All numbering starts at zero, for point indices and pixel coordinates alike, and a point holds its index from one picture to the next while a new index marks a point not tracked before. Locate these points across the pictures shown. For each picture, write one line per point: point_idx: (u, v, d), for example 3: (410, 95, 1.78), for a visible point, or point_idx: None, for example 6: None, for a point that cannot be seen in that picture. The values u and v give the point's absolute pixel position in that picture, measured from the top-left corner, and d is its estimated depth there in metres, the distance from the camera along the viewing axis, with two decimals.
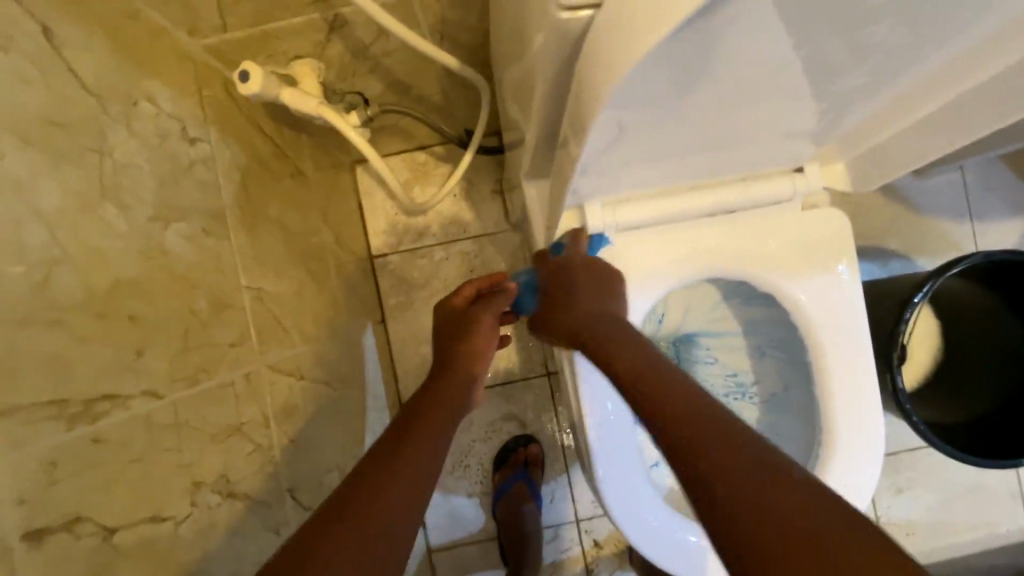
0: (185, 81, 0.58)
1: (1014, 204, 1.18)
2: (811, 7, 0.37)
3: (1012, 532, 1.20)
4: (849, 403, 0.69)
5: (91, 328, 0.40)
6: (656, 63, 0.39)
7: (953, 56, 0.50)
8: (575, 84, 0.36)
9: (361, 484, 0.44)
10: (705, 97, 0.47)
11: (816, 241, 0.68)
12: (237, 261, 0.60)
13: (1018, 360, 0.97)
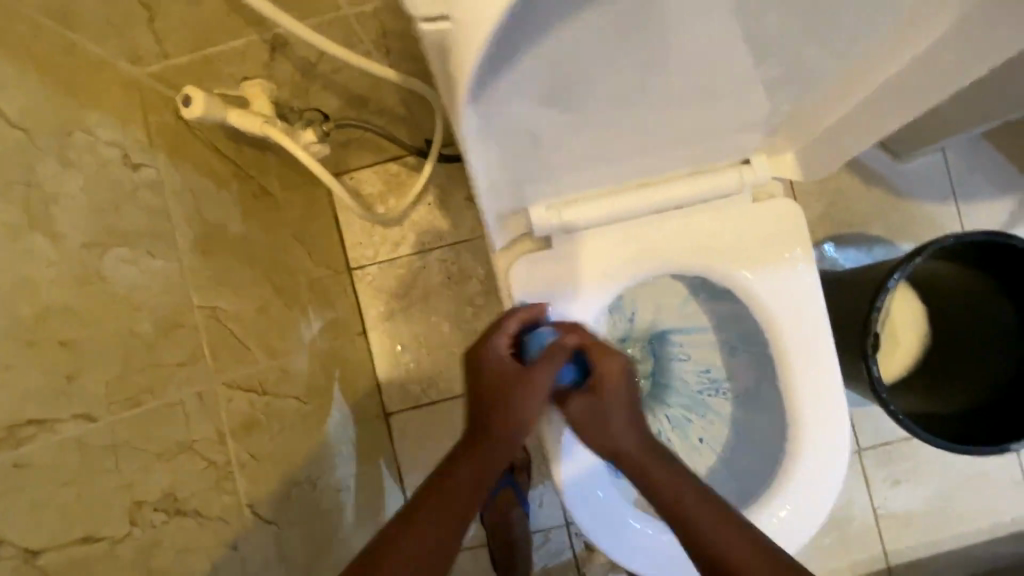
0: (128, 109, 0.60)
1: (1001, 183, 1.15)
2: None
3: (1015, 519, 1.17)
4: (811, 399, 0.67)
5: (16, 355, 0.41)
6: (520, 54, 0.37)
7: (876, 36, 0.49)
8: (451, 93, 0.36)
9: (382, 534, 0.51)
10: (602, 91, 0.46)
11: (765, 234, 0.68)
12: (188, 282, 0.62)
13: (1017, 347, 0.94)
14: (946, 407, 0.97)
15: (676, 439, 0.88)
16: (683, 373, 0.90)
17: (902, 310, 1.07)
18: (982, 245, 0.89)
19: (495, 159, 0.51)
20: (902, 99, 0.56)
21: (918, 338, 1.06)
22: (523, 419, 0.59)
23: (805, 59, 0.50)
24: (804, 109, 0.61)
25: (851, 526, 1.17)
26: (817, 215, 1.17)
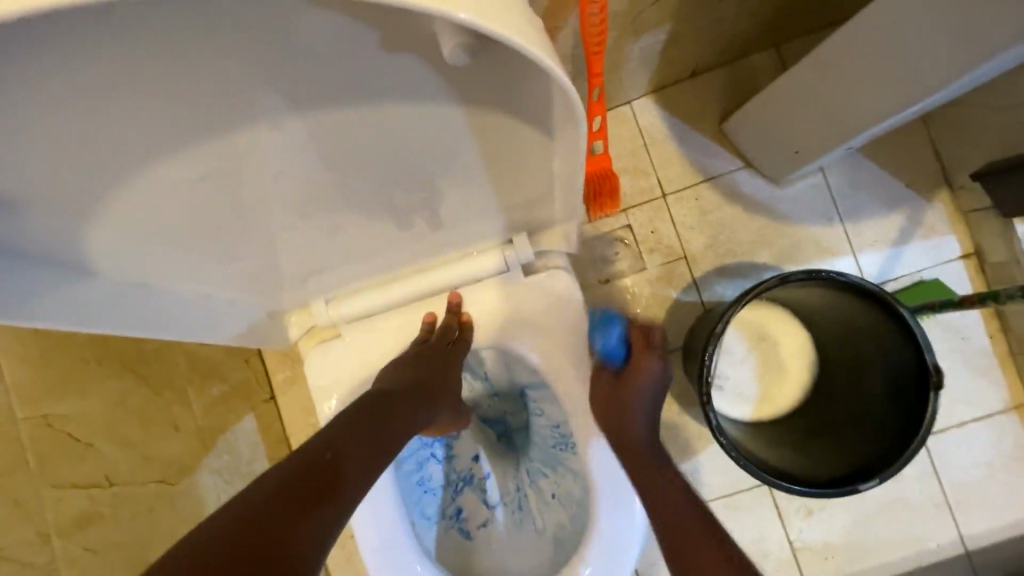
0: None
1: (886, 201, 1.14)
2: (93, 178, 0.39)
3: (942, 546, 1.12)
4: (604, 468, 0.75)
5: None
6: (41, 269, 0.42)
7: (534, 164, 0.49)
8: (34, 297, 0.43)
9: (235, 505, 0.45)
10: (208, 231, 0.49)
11: (540, 312, 0.73)
12: (10, 399, 0.68)
13: (908, 381, 0.83)
14: (830, 447, 0.91)
15: (533, 494, 0.89)
16: (540, 428, 0.92)
17: (792, 336, 1.06)
18: (831, 282, 0.84)
19: (208, 290, 0.57)
20: (571, 199, 0.54)
21: (804, 366, 1.04)
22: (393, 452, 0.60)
23: (480, 182, 0.53)
24: (540, 207, 0.60)
25: (767, 561, 1.14)
26: (701, 247, 1.17)
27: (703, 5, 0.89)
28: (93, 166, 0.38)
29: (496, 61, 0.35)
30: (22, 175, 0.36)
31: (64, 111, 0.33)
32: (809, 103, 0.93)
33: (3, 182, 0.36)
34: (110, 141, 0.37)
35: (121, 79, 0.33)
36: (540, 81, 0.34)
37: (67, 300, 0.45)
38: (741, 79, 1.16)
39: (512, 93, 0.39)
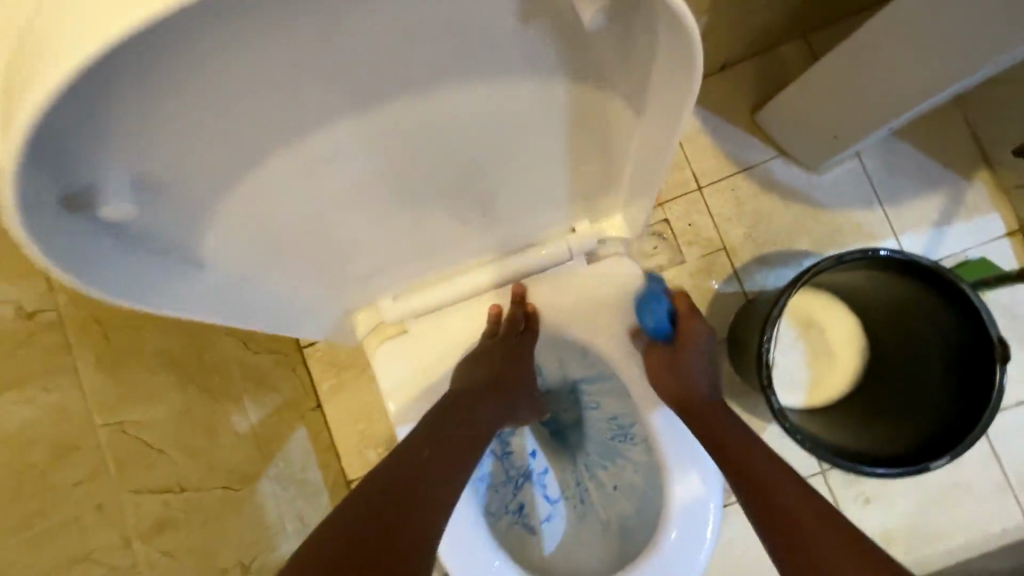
0: (28, 270, 0.68)
1: (925, 182, 1.13)
2: (221, 159, 0.38)
3: (1006, 529, 1.10)
4: (674, 455, 0.75)
5: None
6: (157, 251, 0.40)
7: (616, 140, 0.49)
8: (142, 279, 0.41)
9: (339, 509, 0.51)
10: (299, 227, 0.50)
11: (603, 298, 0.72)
12: (88, 407, 0.70)
13: (969, 358, 0.83)
14: (892, 430, 0.90)
15: (594, 488, 0.89)
16: (596, 422, 0.92)
17: (840, 322, 1.05)
18: (883, 263, 0.84)
19: (297, 287, 0.57)
20: (645, 180, 0.55)
21: (855, 349, 1.03)
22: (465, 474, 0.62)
23: (556, 167, 0.54)
24: (608, 189, 0.60)
25: None
26: (741, 237, 1.17)
27: None
28: (222, 155, 0.38)
29: (617, 20, 0.35)
30: (162, 155, 0.35)
31: (205, 96, 0.33)
32: (847, 90, 0.94)
33: (145, 156, 0.34)
34: (237, 133, 0.37)
35: (256, 60, 0.33)
36: (660, 37, 0.34)
37: (171, 288, 0.44)
38: (772, 68, 1.17)
39: (620, 61, 0.39)
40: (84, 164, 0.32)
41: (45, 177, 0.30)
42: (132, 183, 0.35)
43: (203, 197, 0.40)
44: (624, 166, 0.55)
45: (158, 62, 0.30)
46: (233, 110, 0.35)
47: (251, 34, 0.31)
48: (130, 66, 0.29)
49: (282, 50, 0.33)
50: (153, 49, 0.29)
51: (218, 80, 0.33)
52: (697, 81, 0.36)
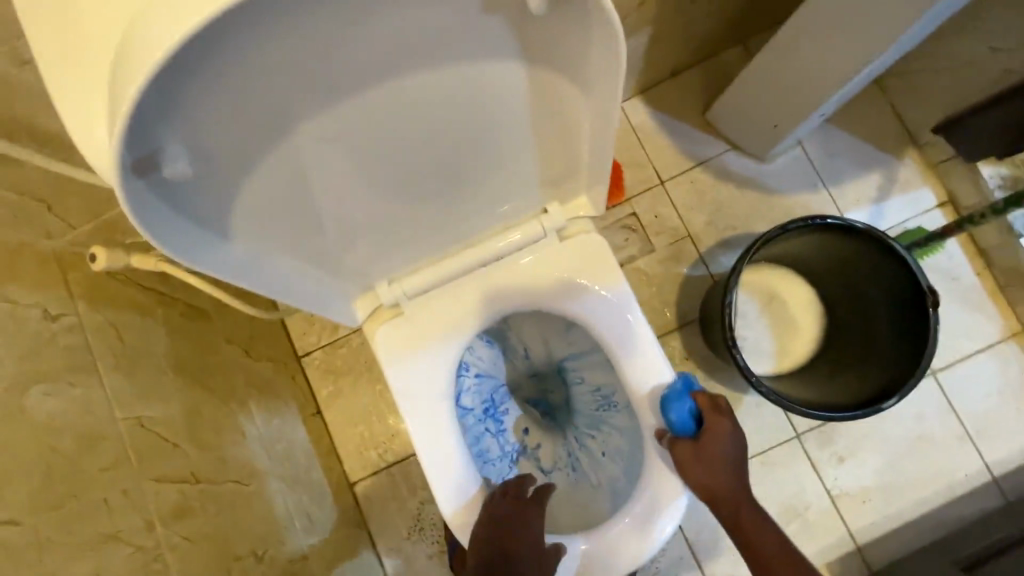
0: (51, 277, 0.74)
1: (862, 164, 1.26)
2: (257, 149, 0.44)
3: (971, 476, 1.18)
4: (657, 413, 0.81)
5: None
6: (198, 218, 0.47)
7: (572, 123, 0.58)
8: (187, 240, 0.47)
9: None
10: None
11: (578, 270, 0.80)
12: (110, 402, 0.75)
13: (912, 306, 0.93)
14: (852, 381, 1.00)
15: (584, 456, 0.96)
16: (582, 395, 1.00)
17: (798, 291, 1.15)
18: (828, 227, 0.94)
19: (304, 269, 0.64)
20: (600, 159, 0.64)
21: (815, 315, 1.13)
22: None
23: (526, 152, 0.63)
24: (572, 172, 0.69)
25: (810, 512, 1.19)
26: (703, 225, 1.27)
27: (677, 7, 1.02)
28: (257, 143, 0.44)
29: (556, 24, 0.44)
30: (214, 137, 0.41)
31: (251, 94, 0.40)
32: (782, 83, 1.06)
33: (201, 138, 0.40)
34: (269, 128, 0.43)
35: (296, 61, 0.39)
36: (598, 34, 0.43)
37: (206, 254, 0.50)
38: (717, 72, 1.30)
39: (571, 59, 0.48)
40: (157, 133, 0.37)
41: (130, 141, 0.35)
42: (190, 152, 0.41)
43: (240, 173, 0.46)
44: (583, 149, 0.64)
45: (220, 65, 0.36)
46: (275, 96, 0.41)
47: (295, 41, 0.37)
48: (192, 66, 0.35)
49: (311, 59, 0.39)
50: (208, 58, 0.35)
51: (261, 83, 0.39)
52: (624, 76, 0.47)
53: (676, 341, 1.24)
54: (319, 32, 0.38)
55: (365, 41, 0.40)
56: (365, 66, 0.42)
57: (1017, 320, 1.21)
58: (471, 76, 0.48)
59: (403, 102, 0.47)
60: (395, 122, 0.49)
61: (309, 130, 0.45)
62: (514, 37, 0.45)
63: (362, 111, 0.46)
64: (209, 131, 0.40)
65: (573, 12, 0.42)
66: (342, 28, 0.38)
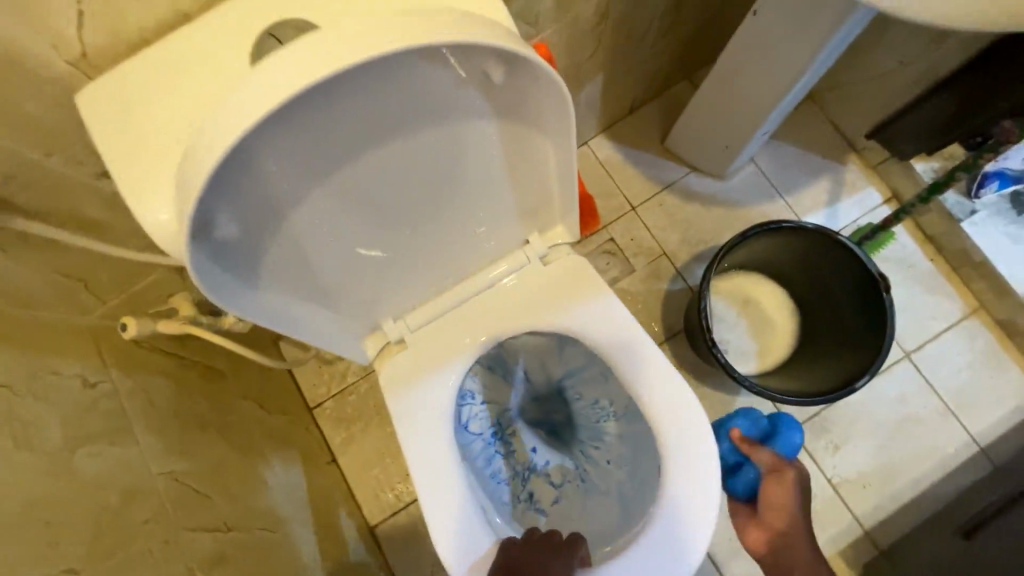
0: (87, 349, 0.82)
1: (811, 173, 1.38)
2: (285, 213, 0.54)
3: (959, 449, 1.24)
4: (664, 410, 0.85)
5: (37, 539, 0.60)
6: (237, 271, 0.56)
7: (541, 165, 0.69)
8: (228, 289, 0.56)
9: None
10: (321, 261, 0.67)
11: (565, 287, 0.87)
12: (146, 459, 0.81)
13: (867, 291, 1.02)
14: (828, 367, 1.08)
15: (591, 466, 1.02)
16: (583, 410, 1.07)
17: (769, 292, 1.24)
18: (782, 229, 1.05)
19: (320, 313, 0.73)
20: (568, 191, 0.74)
21: (788, 313, 1.22)
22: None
23: (504, 194, 0.73)
24: (546, 205, 0.79)
25: (815, 503, 1.24)
26: (676, 242, 1.38)
27: (624, 54, 1.16)
28: (287, 208, 0.54)
29: (520, 93, 0.54)
30: (254, 207, 0.51)
31: (284, 172, 0.49)
32: (726, 109, 1.19)
33: (244, 210, 0.50)
34: (296, 195, 0.53)
35: (315, 138, 0.48)
36: (553, 98, 0.54)
37: (241, 302, 0.59)
38: (669, 106, 1.44)
39: (534, 117, 0.59)
40: (213, 208, 0.46)
41: (195, 215, 0.44)
42: (235, 220, 0.50)
43: (272, 233, 0.55)
44: (554, 186, 0.74)
45: (263, 154, 0.46)
46: (300, 165, 0.50)
47: (319, 131, 0.48)
48: (244, 156, 0.45)
49: (329, 138, 0.49)
50: (254, 150, 0.45)
51: (293, 164, 0.49)
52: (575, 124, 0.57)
53: (665, 353, 1.32)
54: (334, 120, 0.48)
55: (371, 122, 0.50)
56: (366, 135, 0.51)
57: (975, 297, 1.30)
58: (454, 137, 0.58)
59: (400, 163, 0.57)
60: (393, 177, 0.59)
61: (325, 190, 0.54)
62: (489, 101, 0.55)
63: (369, 173, 0.56)
64: (248, 201, 0.49)
65: (532, 78, 0.52)
66: (350, 107, 0.47)
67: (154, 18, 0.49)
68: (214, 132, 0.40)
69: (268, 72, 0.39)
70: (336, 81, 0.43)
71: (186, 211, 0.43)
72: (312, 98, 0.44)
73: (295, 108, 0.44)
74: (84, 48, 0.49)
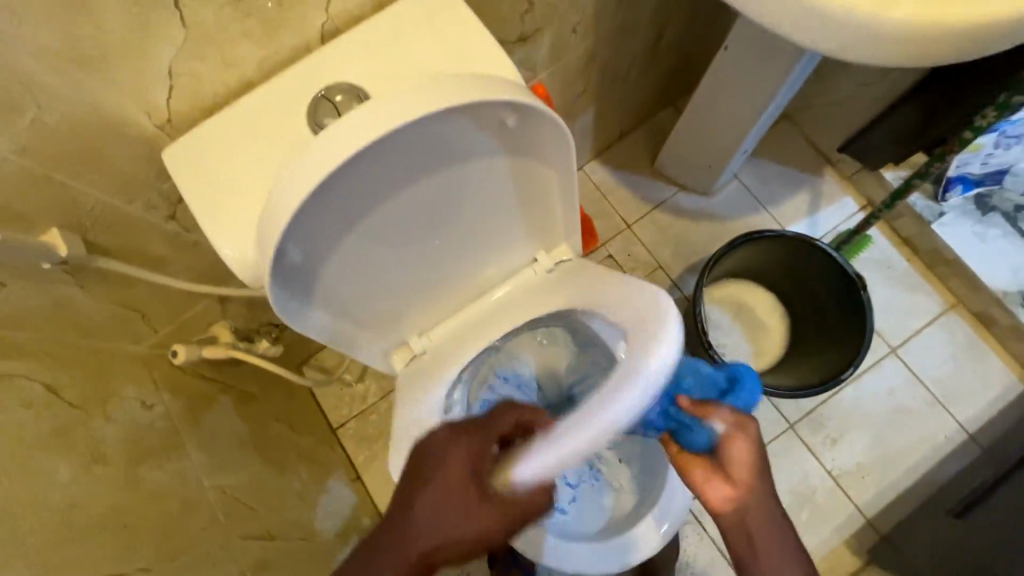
0: (144, 376, 0.90)
1: (791, 186, 1.49)
2: (341, 245, 0.64)
3: (949, 437, 1.32)
4: None
5: (116, 542, 0.68)
6: (297, 291, 0.65)
7: (546, 185, 0.75)
8: (287, 306, 0.65)
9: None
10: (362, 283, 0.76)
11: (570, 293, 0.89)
12: (198, 473, 0.88)
13: (847, 291, 1.12)
14: (818, 364, 1.17)
15: (604, 466, 1.09)
16: None
17: (761, 299, 1.32)
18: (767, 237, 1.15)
19: (357, 329, 0.82)
20: (569, 206, 0.79)
21: (779, 316, 1.30)
22: (444, 522, 0.63)
23: (514, 216, 0.81)
24: (551, 220, 0.84)
25: (818, 495, 1.30)
26: (670, 256, 1.47)
27: (612, 88, 1.28)
28: (343, 241, 0.63)
29: (530, 135, 0.64)
30: (318, 240, 0.60)
31: (344, 212, 0.60)
32: (708, 131, 1.30)
33: (310, 242, 0.60)
34: (351, 231, 0.63)
35: (363, 183, 0.58)
36: (558, 138, 0.64)
37: (299, 317, 0.68)
38: (656, 131, 1.56)
39: (542, 153, 0.68)
40: (289, 242, 0.56)
41: (276, 248, 0.54)
42: (303, 250, 0.60)
43: (328, 260, 0.65)
44: (557, 205, 0.80)
45: (329, 198, 0.56)
46: (350, 205, 0.59)
47: (373, 178, 0.58)
48: (315, 201, 0.55)
49: (381, 182, 0.59)
50: (322, 196, 0.55)
51: (350, 205, 0.59)
52: (575, 155, 0.66)
53: None
54: (383, 168, 0.57)
55: (413, 167, 0.60)
56: (407, 176, 0.61)
57: (952, 293, 1.39)
58: (477, 173, 0.68)
59: (433, 198, 0.67)
60: (422, 208, 0.67)
61: (371, 223, 0.64)
62: (506, 142, 0.65)
63: (409, 210, 0.66)
64: (314, 235, 0.59)
65: (541, 123, 0.62)
66: (394, 156, 0.57)
67: (225, 86, 0.59)
68: (293, 183, 0.50)
69: (338, 136, 0.50)
70: (390, 138, 0.53)
71: (269, 244, 0.53)
72: (367, 153, 0.54)
73: (355, 163, 0.54)
74: (169, 114, 0.58)
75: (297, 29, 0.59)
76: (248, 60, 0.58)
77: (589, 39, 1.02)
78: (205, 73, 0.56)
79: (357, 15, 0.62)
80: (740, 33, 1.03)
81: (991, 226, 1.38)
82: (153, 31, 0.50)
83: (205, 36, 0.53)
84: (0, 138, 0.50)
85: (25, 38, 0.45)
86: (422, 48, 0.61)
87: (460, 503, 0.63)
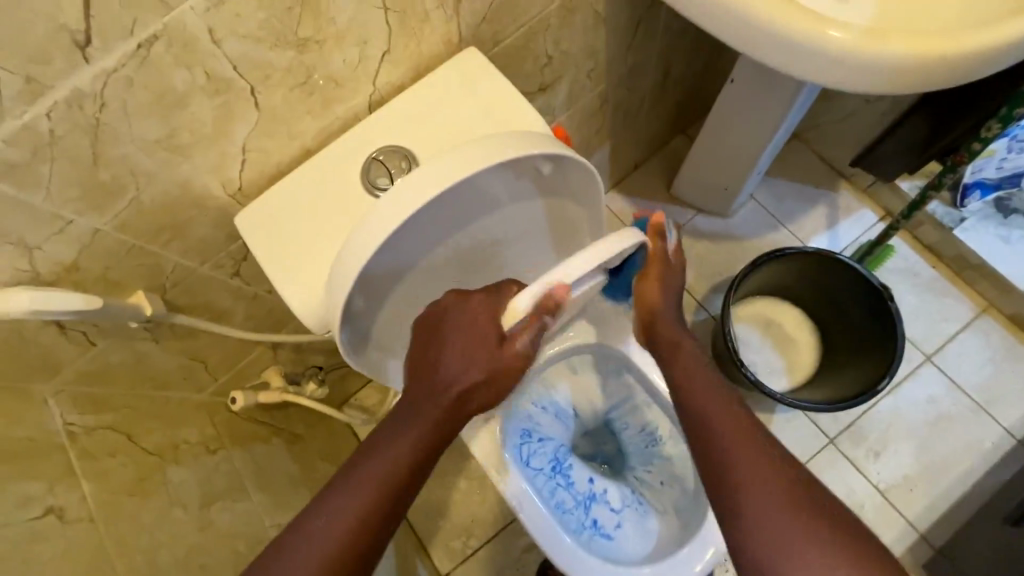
0: (206, 424, 0.96)
1: (807, 202, 1.52)
2: (396, 291, 0.70)
3: (995, 443, 1.30)
4: None
5: None
6: (357, 335, 0.71)
7: (577, 224, 0.79)
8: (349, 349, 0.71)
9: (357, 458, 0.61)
10: None
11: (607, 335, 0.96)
12: (260, 513, 0.93)
13: (875, 302, 1.14)
14: (852, 376, 1.18)
15: (646, 489, 1.12)
16: (631, 438, 1.17)
17: (788, 315, 1.33)
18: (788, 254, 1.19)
19: None
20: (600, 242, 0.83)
21: (808, 330, 1.31)
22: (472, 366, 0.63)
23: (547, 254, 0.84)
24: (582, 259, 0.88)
25: (866, 510, 1.28)
26: (694, 277, 1.50)
27: (626, 122, 1.34)
28: (397, 288, 0.69)
29: (562, 180, 0.70)
30: (375, 288, 0.67)
31: (398, 262, 0.66)
32: (720, 157, 1.35)
33: (369, 291, 0.66)
34: (405, 279, 0.69)
35: (420, 232, 0.64)
36: (587, 180, 0.70)
37: (358, 359, 0.74)
38: (669, 158, 1.61)
39: (573, 195, 0.73)
40: (352, 291, 0.63)
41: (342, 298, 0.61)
42: (363, 298, 0.66)
43: (384, 306, 0.70)
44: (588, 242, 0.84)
45: (386, 251, 0.63)
46: (407, 252, 0.65)
47: (424, 229, 0.64)
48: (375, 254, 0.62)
49: (430, 232, 0.65)
50: (381, 250, 0.62)
51: (404, 256, 0.65)
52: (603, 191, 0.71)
53: None
54: (433, 219, 0.64)
55: (459, 217, 0.67)
56: (453, 225, 0.67)
57: (981, 297, 1.40)
58: (515, 219, 0.73)
59: (477, 244, 0.73)
60: (469, 251, 0.73)
61: (421, 269, 0.69)
62: (540, 189, 0.71)
63: (455, 257, 0.72)
64: (372, 284, 0.65)
65: (571, 169, 0.67)
66: (440, 208, 0.63)
67: (286, 156, 0.66)
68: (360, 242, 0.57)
69: (397, 200, 0.57)
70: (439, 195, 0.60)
71: (339, 293, 0.60)
72: (421, 210, 0.61)
73: (410, 219, 0.61)
74: (241, 183, 0.66)
75: (348, 102, 0.66)
76: (307, 133, 0.66)
77: (601, 84, 1.09)
78: (271, 147, 0.64)
79: (399, 85, 0.69)
80: (746, 65, 1.10)
81: (1014, 228, 1.37)
82: (231, 117, 0.58)
83: (274, 116, 0.61)
84: (105, 216, 0.58)
85: (131, 133, 0.53)
86: (461, 110, 0.68)
87: (482, 352, 0.63)
